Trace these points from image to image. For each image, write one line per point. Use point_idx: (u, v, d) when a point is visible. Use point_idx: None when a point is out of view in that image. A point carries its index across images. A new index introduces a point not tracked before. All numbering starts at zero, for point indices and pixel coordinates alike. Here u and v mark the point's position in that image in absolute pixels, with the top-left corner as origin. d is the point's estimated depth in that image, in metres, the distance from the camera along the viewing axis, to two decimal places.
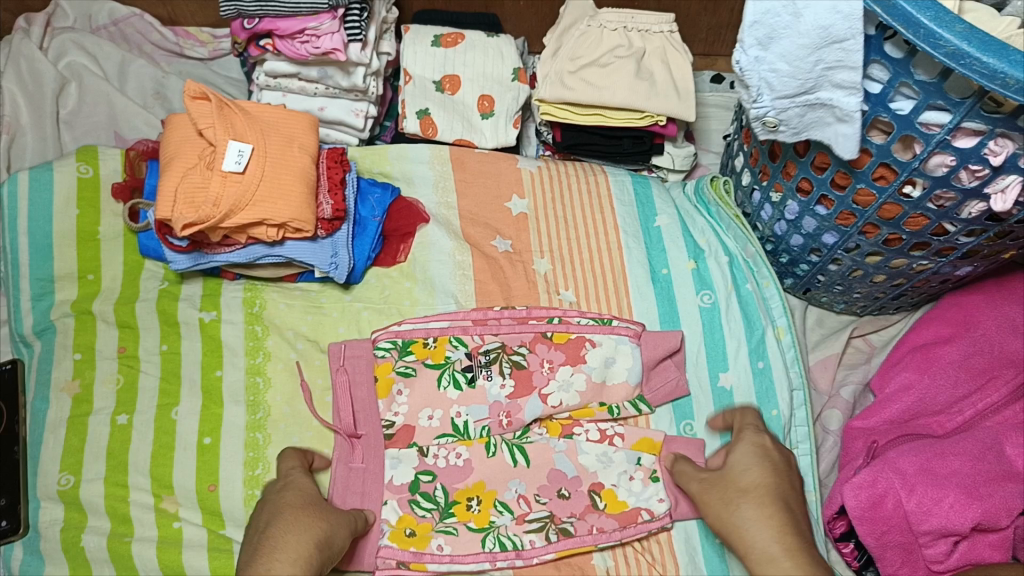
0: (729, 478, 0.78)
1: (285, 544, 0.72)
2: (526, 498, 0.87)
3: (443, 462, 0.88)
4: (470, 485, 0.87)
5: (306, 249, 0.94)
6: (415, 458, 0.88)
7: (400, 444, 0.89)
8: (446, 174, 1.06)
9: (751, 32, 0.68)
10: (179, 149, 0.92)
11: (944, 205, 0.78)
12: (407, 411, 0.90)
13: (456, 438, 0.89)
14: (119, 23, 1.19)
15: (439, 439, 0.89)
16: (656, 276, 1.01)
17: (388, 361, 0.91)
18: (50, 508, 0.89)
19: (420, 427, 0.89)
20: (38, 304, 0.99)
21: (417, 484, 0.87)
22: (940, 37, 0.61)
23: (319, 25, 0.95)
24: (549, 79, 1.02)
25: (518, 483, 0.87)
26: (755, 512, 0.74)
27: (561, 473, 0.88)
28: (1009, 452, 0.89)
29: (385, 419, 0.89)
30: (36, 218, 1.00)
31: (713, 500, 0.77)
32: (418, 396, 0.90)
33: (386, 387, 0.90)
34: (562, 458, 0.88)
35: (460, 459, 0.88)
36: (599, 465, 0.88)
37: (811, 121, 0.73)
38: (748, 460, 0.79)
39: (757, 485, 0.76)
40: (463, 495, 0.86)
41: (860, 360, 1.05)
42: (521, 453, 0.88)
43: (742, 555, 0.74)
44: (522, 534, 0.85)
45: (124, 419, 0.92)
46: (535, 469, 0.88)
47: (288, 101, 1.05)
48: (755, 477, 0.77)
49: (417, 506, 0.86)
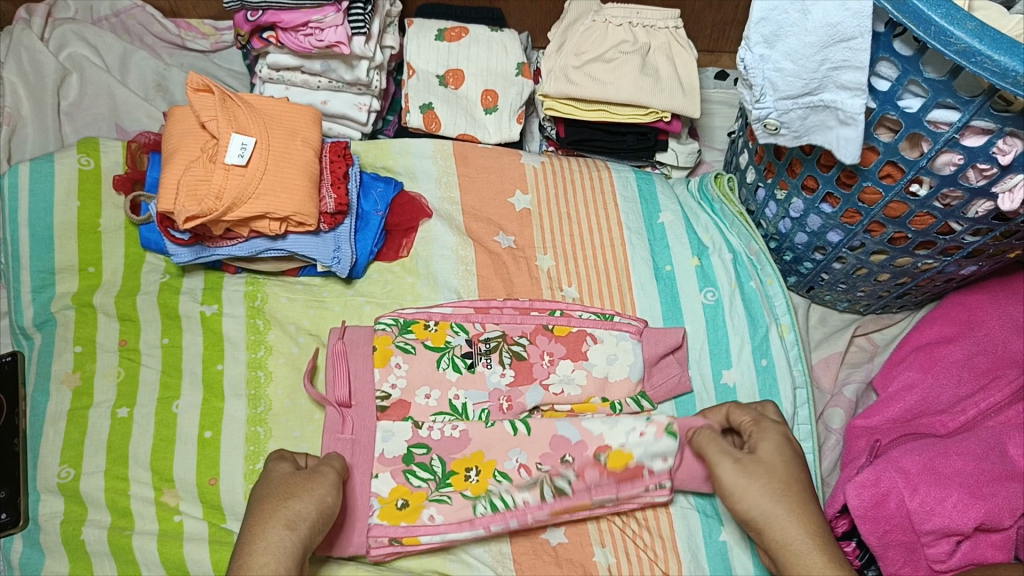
0: (767, 465, 0.76)
1: (262, 535, 0.71)
2: (527, 467, 0.85)
3: (439, 435, 0.86)
4: (468, 455, 0.86)
5: (308, 242, 0.94)
6: (409, 431, 0.86)
7: (395, 416, 0.87)
8: (449, 170, 1.06)
9: (758, 28, 0.68)
10: (180, 142, 0.91)
11: (950, 204, 0.78)
12: (404, 385, 0.88)
13: (455, 417, 0.88)
14: (120, 14, 1.19)
15: (436, 416, 0.88)
16: (660, 272, 1.01)
17: (388, 334, 0.90)
18: (50, 501, 0.88)
19: (415, 404, 0.88)
20: (38, 296, 0.98)
21: (411, 456, 0.85)
22: (952, 34, 0.61)
23: (323, 18, 0.95)
24: (554, 74, 1.01)
25: (519, 451, 0.86)
26: (794, 504, 0.74)
27: (565, 440, 0.85)
28: (1012, 452, 0.89)
29: (380, 390, 0.88)
30: (37, 209, 1.00)
31: (750, 483, 0.75)
32: (416, 373, 0.89)
33: (384, 356, 0.89)
34: (566, 425, 0.86)
35: (456, 431, 0.86)
36: (605, 427, 0.85)
37: (813, 125, 0.72)
38: (781, 446, 0.78)
39: (796, 477, 0.76)
40: (461, 466, 0.85)
41: (862, 359, 1.05)
42: (523, 422, 0.87)
43: (778, 545, 0.74)
44: (514, 493, 0.84)
45: (124, 412, 0.92)
46: (537, 437, 0.86)
47: (289, 94, 1.04)
48: (793, 470, 0.76)
49: (412, 476, 0.84)
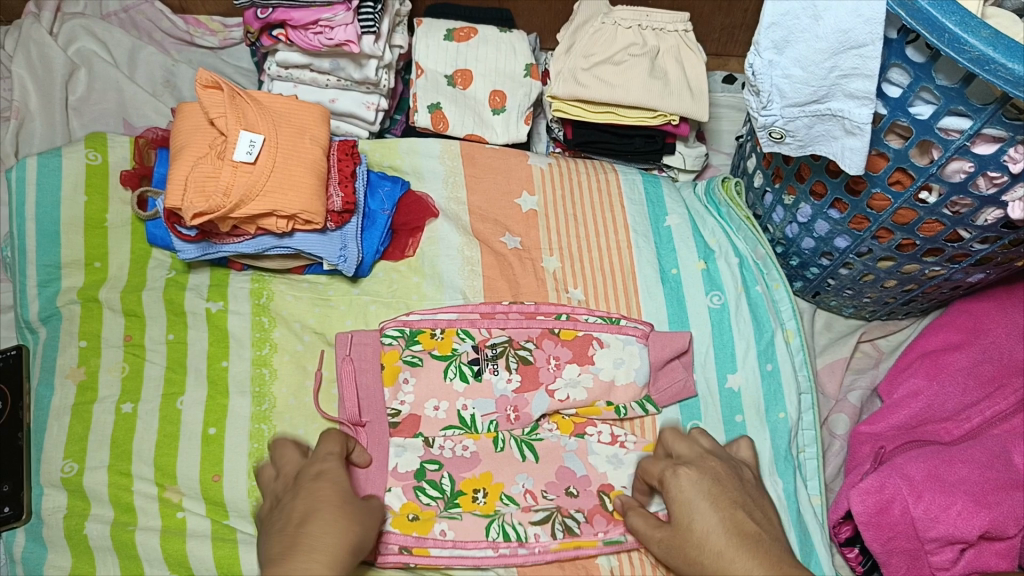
0: (680, 534, 0.72)
1: (323, 543, 0.69)
2: (533, 493, 0.87)
3: (449, 453, 0.88)
4: (477, 476, 0.87)
5: (314, 241, 0.94)
6: (420, 448, 0.88)
7: (407, 433, 0.88)
8: (456, 169, 1.06)
9: (768, 34, 0.67)
10: (190, 138, 0.91)
11: (960, 212, 0.77)
12: (413, 402, 0.89)
13: (463, 431, 0.89)
14: (129, 10, 1.19)
15: (446, 430, 0.89)
16: (666, 275, 1.00)
17: (395, 349, 0.91)
18: (53, 495, 0.88)
19: (425, 417, 0.89)
20: (44, 290, 0.98)
21: (423, 471, 0.86)
22: (965, 41, 0.61)
23: (333, 16, 0.95)
24: (562, 76, 1.01)
25: (526, 477, 0.87)
26: (717, 564, 0.69)
27: (571, 472, 0.88)
28: (1016, 461, 0.90)
29: (390, 408, 0.89)
30: (43, 203, 1.00)
31: (677, 558, 0.73)
32: (424, 386, 0.90)
33: (391, 374, 0.90)
34: (573, 457, 0.89)
35: (467, 451, 0.88)
36: (609, 465, 0.89)
37: (818, 134, 0.73)
38: (689, 500, 0.73)
39: (707, 533, 0.70)
40: (468, 486, 0.86)
41: (868, 365, 1.04)
42: (530, 449, 0.89)
43: None
44: (527, 524, 0.84)
45: (129, 408, 0.92)
46: (544, 464, 0.88)
47: (298, 92, 1.05)
48: (701, 526, 0.71)
49: (422, 493, 0.85)
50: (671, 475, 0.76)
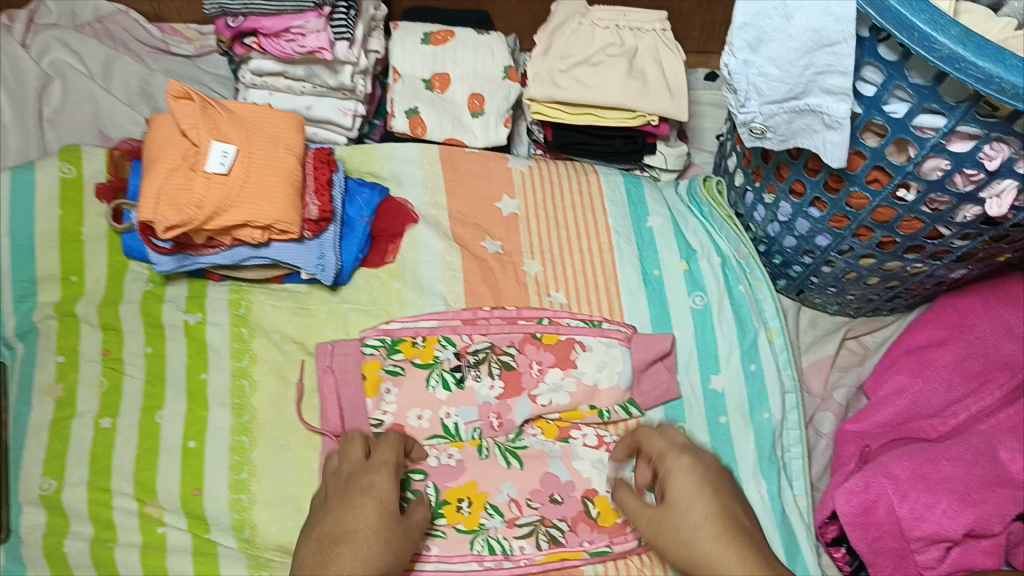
0: (675, 511, 0.70)
1: (347, 562, 0.67)
2: (518, 502, 0.86)
3: (435, 461, 0.86)
4: (462, 485, 0.85)
5: (292, 250, 0.93)
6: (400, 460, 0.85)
7: None
8: (435, 174, 1.05)
9: (741, 34, 0.67)
10: (162, 150, 0.90)
11: (938, 209, 0.77)
12: (396, 410, 0.89)
13: (447, 440, 0.88)
14: (103, 19, 1.18)
15: (431, 439, 0.88)
16: (647, 276, 1.00)
17: (376, 359, 0.90)
18: (31, 513, 0.87)
19: (409, 427, 0.88)
20: (20, 305, 0.97)
21: (407, 482, 0.84)
22: (935, 40, 0.60)
23: (305, 23, 0.94)
24: (540, 78, 1.00)
25: (511, 485, 0.86)
26: (713, 544, 0.67)
27: (555, 478, 0.87)
28: (1003, 456, 0.88)
29: (373, 418, 0.88)
30: (18, 217, 0.98)
31: (668, 537, 0.71)
32: (407, 396, 0.89)
33: (374, 386, 0.89)
34: (558, 462, 0.88)
35: (452, 459, 0.87)
36: (594, 471, 0.87)
37: (798, 129, 0.72)
38: (691, 482, 0.71)
39: (709, 515, 0.69)
40: (453, 496, 0.85)
41: (853, 362, 1.04)
42: (515, 456, 0.88)
43: None
44: (511, 539, 0.84)
45: (108, 423, 0.91)
46: (529, 470, 0.87)
47: (273, 99, 1.03)
48: (702, 506, 0.70)
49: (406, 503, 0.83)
50: (673, 454, 0.74)
